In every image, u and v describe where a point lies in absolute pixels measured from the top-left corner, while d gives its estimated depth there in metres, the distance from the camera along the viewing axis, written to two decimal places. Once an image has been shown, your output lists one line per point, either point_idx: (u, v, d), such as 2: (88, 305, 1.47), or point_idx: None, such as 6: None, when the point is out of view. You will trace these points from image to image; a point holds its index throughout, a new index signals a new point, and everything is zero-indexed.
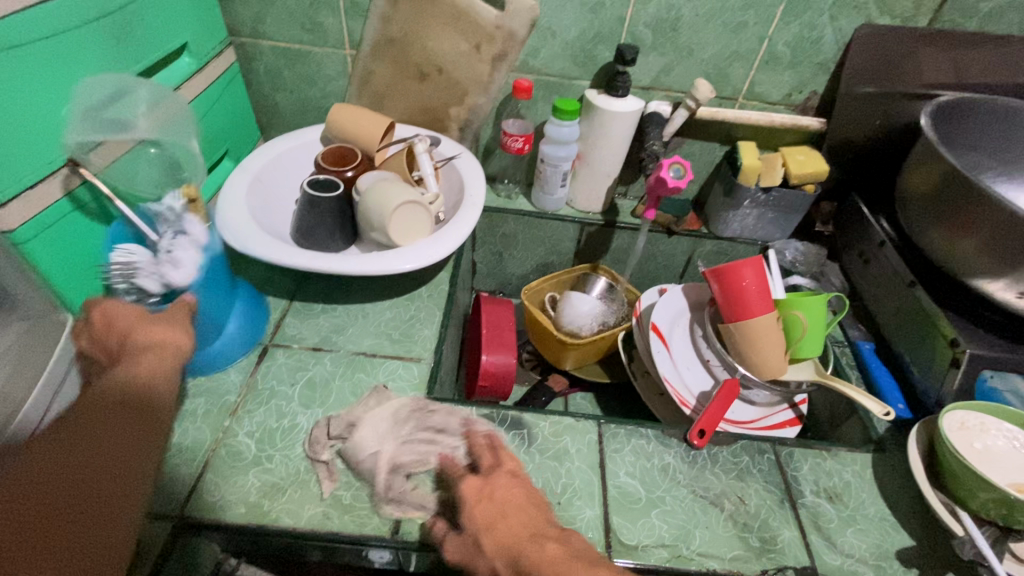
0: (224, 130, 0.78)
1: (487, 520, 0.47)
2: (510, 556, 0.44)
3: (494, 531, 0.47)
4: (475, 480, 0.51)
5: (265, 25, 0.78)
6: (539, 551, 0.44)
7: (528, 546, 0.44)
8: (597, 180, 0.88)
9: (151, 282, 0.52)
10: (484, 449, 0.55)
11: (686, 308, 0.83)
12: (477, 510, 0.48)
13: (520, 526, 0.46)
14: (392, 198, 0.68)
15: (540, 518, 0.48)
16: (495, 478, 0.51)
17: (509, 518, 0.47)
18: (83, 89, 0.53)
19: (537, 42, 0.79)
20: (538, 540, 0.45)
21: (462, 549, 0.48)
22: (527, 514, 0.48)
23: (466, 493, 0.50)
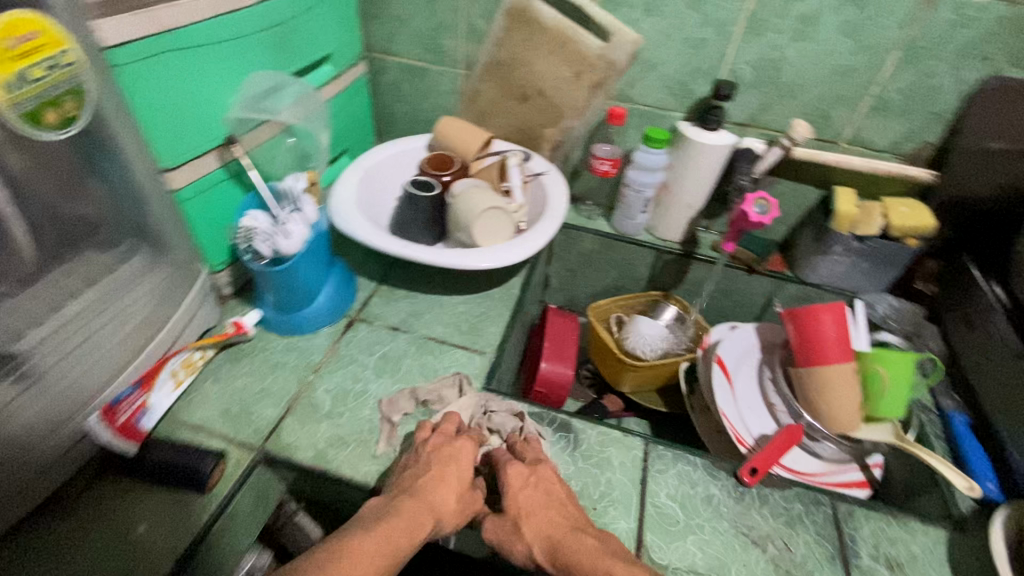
0: (348, 131, 0.89)
1: (529, 507, 0.52)
2: (550, 546, 0.49)
3: (535, 520, 0.51)
4: (521, 467, 0.55)
5: (396, 43, 0.89)
6: (578, 545, 0.48)
7: (565, 541, 0.49)
8: (680, 210, 0.89)
9: (264, 246, 0.62)
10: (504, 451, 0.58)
11: (756, 346, 0.80)
12: (519, 496, 0.53)
13: (560, 518, 0.51)
14: (482, 202, 0.74)
15: (573, 516, 0.52)
16: (540, 470, 0.55)
17: (541, 512, 0.52)
18: (248, 83, 0.64)
19: (636, 73, 0.83)
20: (577, 535, 0.49)
21: (500, 528, 0.53)
22: (563, 509, 0.53)
23: (512, 479, 0.54)
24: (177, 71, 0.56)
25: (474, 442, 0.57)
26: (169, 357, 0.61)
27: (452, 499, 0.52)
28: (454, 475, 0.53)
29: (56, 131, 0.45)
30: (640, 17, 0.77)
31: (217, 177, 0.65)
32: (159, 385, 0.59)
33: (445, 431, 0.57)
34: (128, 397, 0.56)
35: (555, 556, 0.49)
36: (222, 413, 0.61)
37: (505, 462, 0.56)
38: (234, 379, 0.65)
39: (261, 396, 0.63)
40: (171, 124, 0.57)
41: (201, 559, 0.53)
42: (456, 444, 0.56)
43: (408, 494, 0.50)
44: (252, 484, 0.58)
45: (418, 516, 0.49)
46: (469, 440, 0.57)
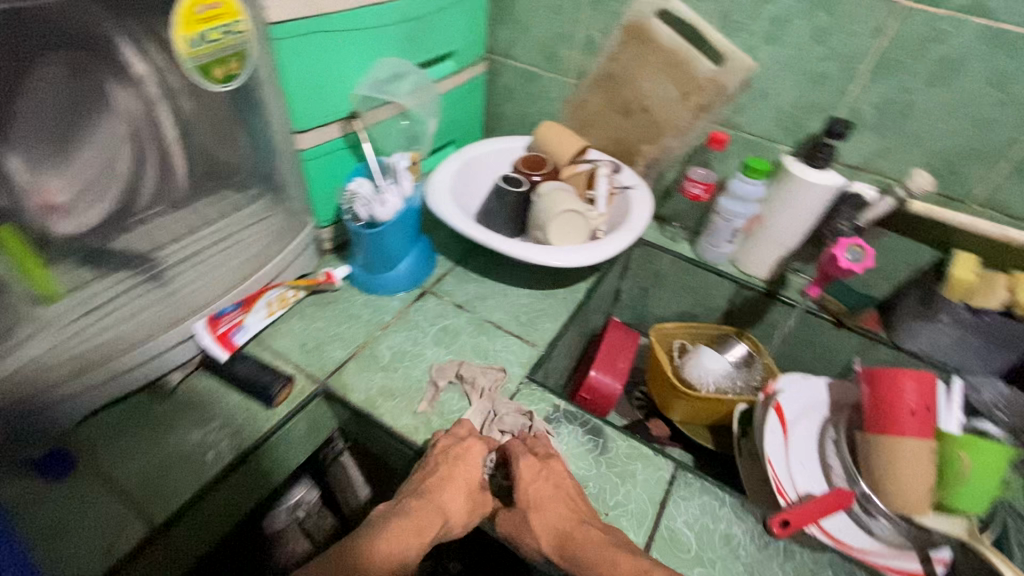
0: (458, 123, 0.97)
1: (537, 501, 0.55)
2: (560, 538, 0.53)
3: (543, 514, 0.54)
4: (532, 462, 0.57)
5: (516, 48, 0.95)
6: (585, 538, 0.52)
7: (573, 535, 0.53)
8: (769, 246, 0.85)
9: (362, 210, 0.71)
10: (517, 444, 0.60)
11: (825, 402, 0.74)
12: (531, 488, 0.55)
13: (565, 512, 0.54)
14: (565, 205, 0.78)
15: (580, 508, 0.55)
16: (550, 464, 0.57)
17: (550, 505, 0.54)
18: (376, 67, 0.73)
19: (746, 102, 0.81)
20: (584, 528, 0.53)
21: (511, 519, 0.57)
22: (569, 503, 0.55)
23: (523, 473, 0.56)
24: (321, 50, 0.65)
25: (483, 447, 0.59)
26: (269, 288, 0.71)
27: (461, 501, 0.56)
28: (466, 479, 0.56)
29: (219, 84, 0.55)
30: (759, 46, 0.76)
31: (337, 145, 0.75)
32: (256, 309, 0.70)
33: (455, 434, 0.60)
34: (231, 312, 0.67)
35: (564, 544, 0.53)
36: (299, 347, 0.70)
37: (519, 454, 0.58)
38: (316, 320, 0.74)
39: (334, 339, 0.72)
40: (308, 94, 0.67)
41: (251, 465, 0.60)
42: (464, 447, 0.58)
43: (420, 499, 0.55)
44: (310, 411, 0.66)
45: (427, 518, 0.54)
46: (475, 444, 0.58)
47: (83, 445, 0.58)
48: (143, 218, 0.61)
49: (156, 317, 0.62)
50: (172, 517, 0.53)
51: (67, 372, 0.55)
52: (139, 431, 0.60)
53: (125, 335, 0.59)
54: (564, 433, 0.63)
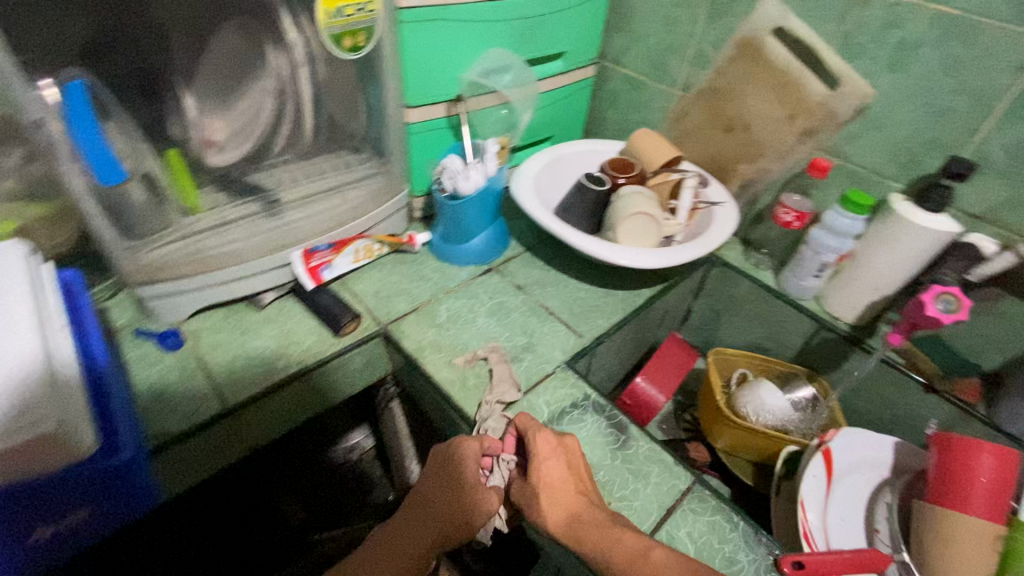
0: (558, 121, 1.01)
1: (549, 477, 0.56)
2: (569, 518, 0.53)
3: (552, 491, 0.55)
4: (548, 437, 0.58)
5: (627, 56, 0.98)
6: (591, 518, 0.53)
7: (582, 514, 0.53)
8: (859, 288, 0.79)
9: (449, 182, 0.78)
10: (526, 416, 0.61)
11: (887, 462, 0.67)
12: (546, 460, 0.56)
13: (573, 493, 0.55)
14: (643, 209, 0.79)
15: (585, 489, 0.56)
16: (566, 442, 0.59)
17: (559, 481, 0.55)
18: (485, 57, 0.80)
19: (858, 130, 0.76)
20: (590, 509, 0.54)
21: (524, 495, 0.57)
22: (579, 483, 0.56)
23: (539, 447, 0.57)
24: (438, 35, 0.73)
25: (478, 446, 0.59)
26: (359, 237, 0.79)
27: (463, 505, 0.57)
28: (462, 487, 0.57)
29: (346, 53, 0.65)
30: (881, 72, 0.71)
31: (439, 124, 0.83)
32: (344, 254, 0.78)
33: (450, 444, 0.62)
34: (324, 250, 0.76)
35: (572, 524, 0.53)
36: (371, 294, 0.79)
37: (533, 429, 0.59)
38: (391, 274, 0.83)
39: (402, 292, 0.80)
40: (420, 74, 0.75)
41: (310, 382, 0.70)
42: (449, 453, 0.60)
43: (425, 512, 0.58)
44: (367, 350, 0.74)
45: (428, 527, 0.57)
46: (469, 445, 0.59)
47: (192, 333, 0.71)
48: (273, 162, 0.74)
49: (263, 243, 0.71)
50: (237, 405, 0.64)
51: (190, 270, 0.67)
52: (236, 331, 0.72)
53: (236, 253, 0.70)
54: (587, 421, 0.65)
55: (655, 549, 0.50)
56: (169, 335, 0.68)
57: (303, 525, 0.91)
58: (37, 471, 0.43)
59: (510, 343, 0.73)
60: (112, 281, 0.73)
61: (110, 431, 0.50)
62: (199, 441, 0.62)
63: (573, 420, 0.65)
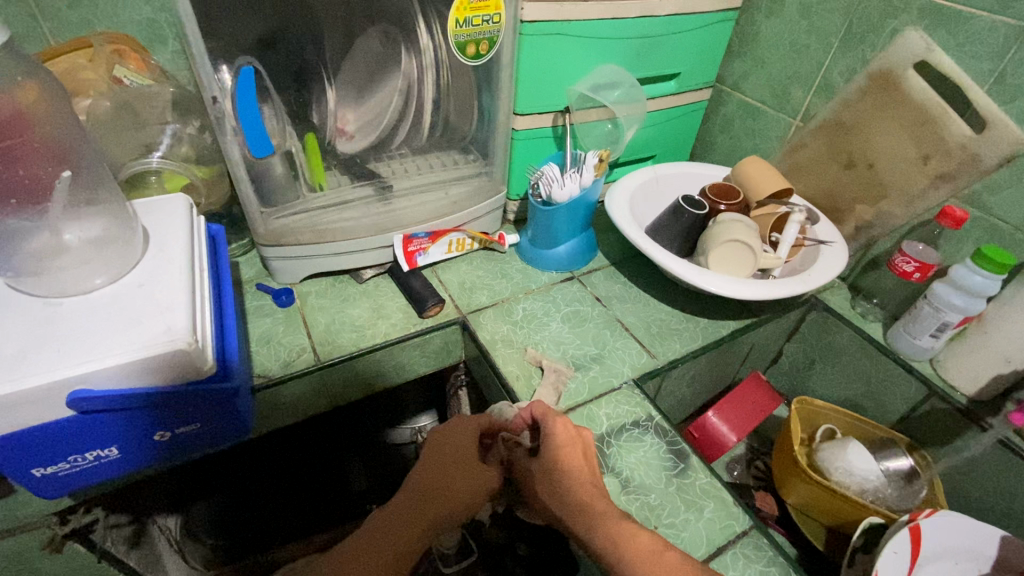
0: (664, 141, 1.01)
1: (568, 464, 0.55)
2: (583, 509, 0.53)
3: (569, 478, 0.55)
4: (567, 423, 0.57)
5: (746, 82, 0.95)
6: (603, 512, 0.52)
7: (592, 505, 0.53)
8: (987, 357, 0.69)
9: (544, 188, 0.81)
10: (543, 402, 0.61)
11: (988, 559, 0.60)
12: (558, 445, 0.56)
13: (587, 483, 0.55)
14: (737, 236, 0.76)
15: (595, 480, 0.56)
16: (583, 434, 0.58)
17: (573, 469, 0.55)
18: (598, 73, 0.82)
19: (1005, 180, 0.68)
20: (602, 500, 0.53)
21: (539, 475, 0.57)
22: (593, 474, 0.56)
23: (558, 432, 0.56)
24: (556, 49, 0.77)
25: (478, 424, 0.61)
26: (453, 230, 0.85)
27: (465, 483, 0.58)
28: (462, 466, 0.59)
29: (468, 60, 0.71)
30: None
31: (544, 133, 0.86)
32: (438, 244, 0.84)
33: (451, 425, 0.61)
34: (421, 239, 0.82)
35: (585, 514, 0.53)
36: (457, 285, 0.84)
37: (551, 415, 0.58)
38: (478, 269, 0.87)
39: (486, 287, 0.84)
40: (534, 85, 0.79)
41: (391, 355, 0.76)
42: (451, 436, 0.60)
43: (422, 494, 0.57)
44: (445, 336, 0.79)
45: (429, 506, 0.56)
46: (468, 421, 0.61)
47: (300, 295, 0.80)
48: (390, 155, 0.82)
49: (372, 223, 0.79)
50: (329, 362, 0.71)
51: (308, 239, 0.76)
52: (338, 298, 0.80)
53: (349, 229, 0.78)
54: (646, 441, 0.64)
55: (669, 551, 0.49)
56: (284, 293, 0.77)
57: (364, 493, 0.98)
58: (170, 381, 0.51)
59: (580, 351, 0.74)
60: (246, 241, 0.85)
61: (227, 360, 0.57)
62: (292, 387, 0.70)
63: (633, 437, 0.64)
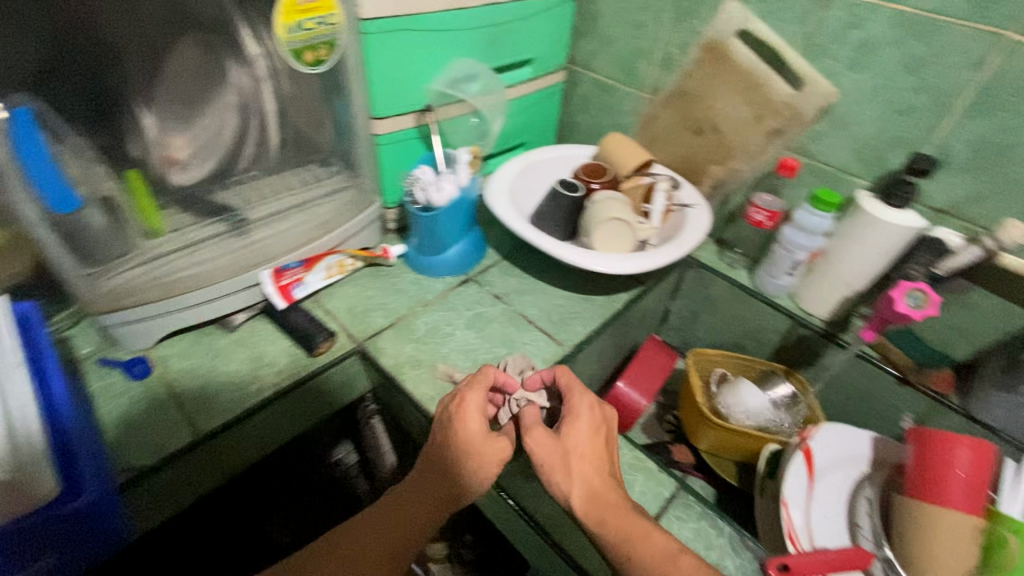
0: (529, 127, 1.01)
1: (580, 448, 0.54)
2: (592, 496, 0.51)
3: (583, 465, 0.53)
4: (592, 405, 0.58)
5: (595, 60, 0.98)
6: (614, 504, 0.51)
7: (605, 495, 0.52)
8: (832, 285, 0.80)
9: (420, 194, 0.77)
10: (573, 376, 0.61)
11: (863, 458, 0.69)
12: (580, 423, 0.56)
13: (600, 472, 0.53)
14: (613, 213, 0.79)
15: (609, 470, 0.54)
16: (603, 416, 0.58)
17: (589, 453, 0.54)
18: (453, 67, 0.79)
19: (823, 129, 0.77)
20: (615, 494, 0.52)
21: (547, 449, 0.53)
22: (607, 462, 0.55)
23: (581, 413, 0.56)
24: (404, 45, 0.72)
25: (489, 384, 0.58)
26: (331, 253, 0.78)
27: (478, 463, 0.53)
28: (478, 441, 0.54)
29: (308, 67, 0.64)
30: (842, 72, 0.72)
31: (409, 135, 0.81)
32: (315, 271, 0.77)
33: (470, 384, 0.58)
34: (293, 269, 0.74)
35: (592, 502, 0.51)
36: (345, 312, 0.77)
37: (576, 394, 0.58)
38: (365, 289, 0.81)
39: (378, 308, 0.78)
40: (389, 86, 0.74)
41: (286, 403, 0.68)
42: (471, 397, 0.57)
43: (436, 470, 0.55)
44: (341, 370, 0.73)
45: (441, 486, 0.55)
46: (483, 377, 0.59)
47: (158, 359, 0.68)
48: (239, 180, 0.72)
49: (232, 264, 0.69)
50: (211, 432, 0.61)
51: (156, 296, 0.65)
52: (208, 354, 0.70)
53: (201, 275, 0.67)
54: None
55: (683, 554, 0.49)
56: (137, 363, 0.66)
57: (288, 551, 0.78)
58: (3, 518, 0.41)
59: (489, 355, 0.73)
60: (73, 310, 0.71)
61: (73, 472, 0.47)
62: (180, 467, 0.61)
63: None
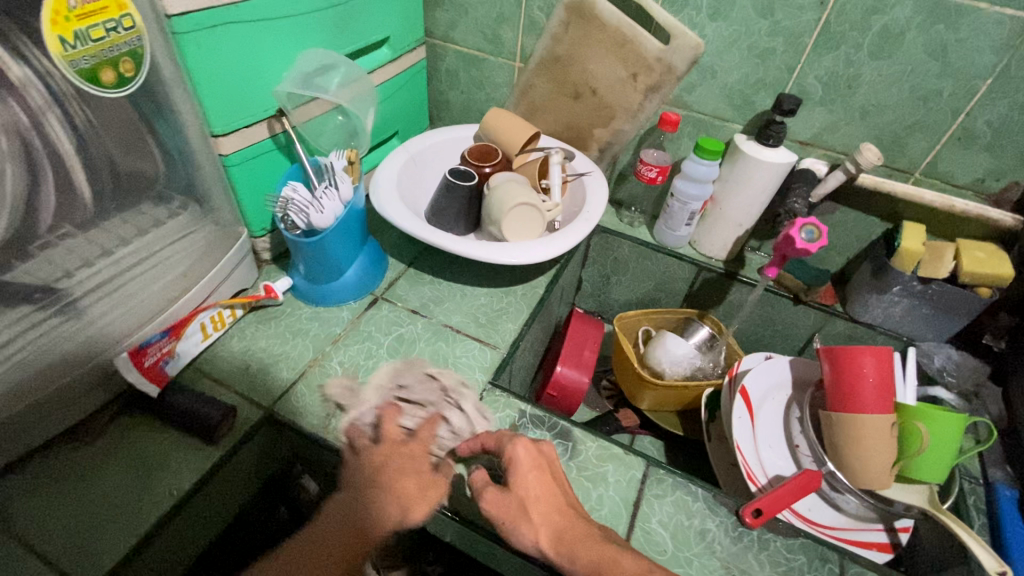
0: (399, 114, 0.91)
1: (535, 491, 0.52)
2: (558, 533, 0.50)
3: (541, 506, 0.51)
4: (531, 449, 0.55)
5: (455, 31, 0.89)
6: (583, 534, 0.50)
7: (572, 531, 0.50)
8: (726, 227, 0.84)
9: (297, 218, 0.65)
10: (502, 431, 0.57)
11: (788, 382, 0.75)
12: (525, 469, 0.53)
13: (560, 508, 0.52)
14: (515, 197, 0.74)
15: (569, 505, 0.52)
16: (543, 450, 0.56)
17: (543, 494, 0.52)
18: (301, 60, 0.67)
19: (695, 80, 0.79)
20: (581, 525, 0.51)
21: (503, 505, 0.52)
22: (563, 497, 0.53)
23: (522, 459, 0.53)
24: (233, 43, 0.58)
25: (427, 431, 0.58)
26: (200, 311, 0.65)
27: (413, 484, 0.52)
28: (410, 466, 0.54)
29: (113, 90, 0.49)
30: (704, 22, 0.73)
31: (265, 147, 0.68)
32: (187, 336, 0.64)
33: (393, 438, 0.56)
34: (160, 342, 0.60)
35: (559, 542, 0.49)
36: (242, 373, 0.65)
37: (513, 439, 0.55)
38: (258, 340, 0.69)
39: (280, 361, 0.67)
40: (227, 95, 0.60)
41: (189, 512, 0.55)
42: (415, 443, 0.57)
43: (362, 492, 0.51)
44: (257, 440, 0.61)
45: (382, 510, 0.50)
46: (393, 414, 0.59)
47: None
48: (46, 244, 0.49)
49: (71, 351, 0.53)
50: None
51: None
52: (70, 479, 0.54)
53: (29, 376, 0.50)
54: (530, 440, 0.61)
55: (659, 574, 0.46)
56: None
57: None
58: None
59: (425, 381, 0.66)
60: None
61: None
62: None
63: None
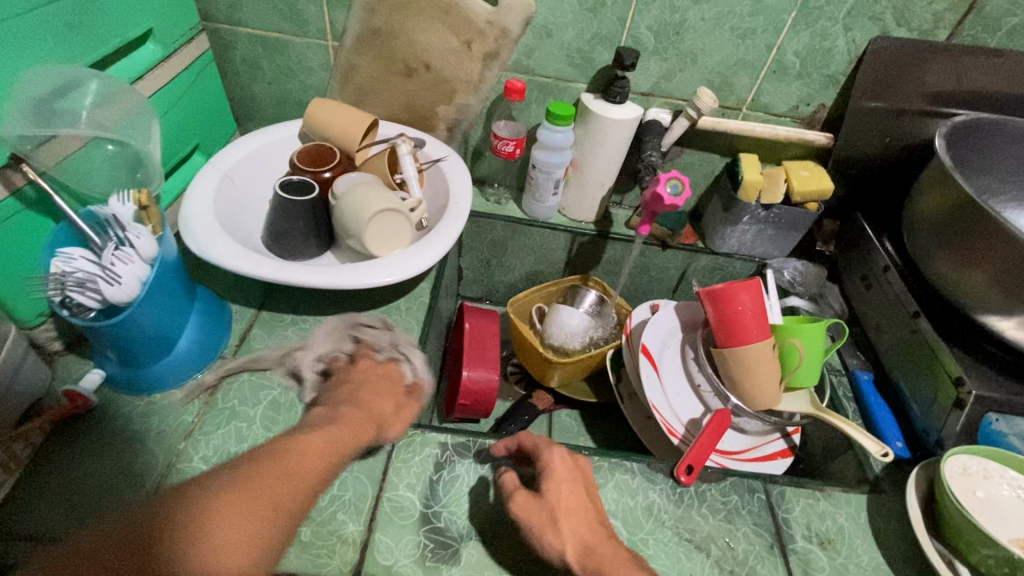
0: (194, 122, 0.73)
1: (567, 501, 0.49)
2: (586, 545, 0.47)
3: (573, 518, 0.48)
4: (571, 460, 0.53)
5: (242, 12, 0.73)
6: (609, 553, 0.46)
7: (600, 548, 0.47)
8: (591, 188, 0.83)
9: (84, 297, 0.48)
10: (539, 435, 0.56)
11: (677, 328, 0.79)
12: (561, 476, 0.51)
13: (587, 524, 0.48)
14: (370, 204, 0.64)
15: (598, 520, 0.49)
16: (579, 461, 0.54)
17: (576, 506, 0.49)
18: (27, 81, 0.48)
19: (532, 42, 0.74)
20: (609, 542, 0.48)
21: (533, 510, 0.49)
22: (594, 515, 0.50)
23: (559, 469, 0.52)
24: None
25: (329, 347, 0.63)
26: None
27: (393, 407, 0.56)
28: (387, 388, 0.57)
29: None
30: None
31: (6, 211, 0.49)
32: None
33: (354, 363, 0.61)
34: None
35: (585, 558, 0.46)
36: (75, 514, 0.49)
37: (550, 451, 0.53)
38: (82, 466, 0.52)
39: (119, 489, 0.51)
40: None
41: None
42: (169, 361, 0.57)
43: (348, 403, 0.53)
44: None
45: (361, 425, 0.50)
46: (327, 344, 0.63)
47: None
48: None
49: None
50: None
51: None
52: None
53: None
54: (462, 474, 0.55)
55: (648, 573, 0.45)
56: None
57: None
58: None
59: None
60: None
61: None
62: None
63: (447, 483, 0.55)
